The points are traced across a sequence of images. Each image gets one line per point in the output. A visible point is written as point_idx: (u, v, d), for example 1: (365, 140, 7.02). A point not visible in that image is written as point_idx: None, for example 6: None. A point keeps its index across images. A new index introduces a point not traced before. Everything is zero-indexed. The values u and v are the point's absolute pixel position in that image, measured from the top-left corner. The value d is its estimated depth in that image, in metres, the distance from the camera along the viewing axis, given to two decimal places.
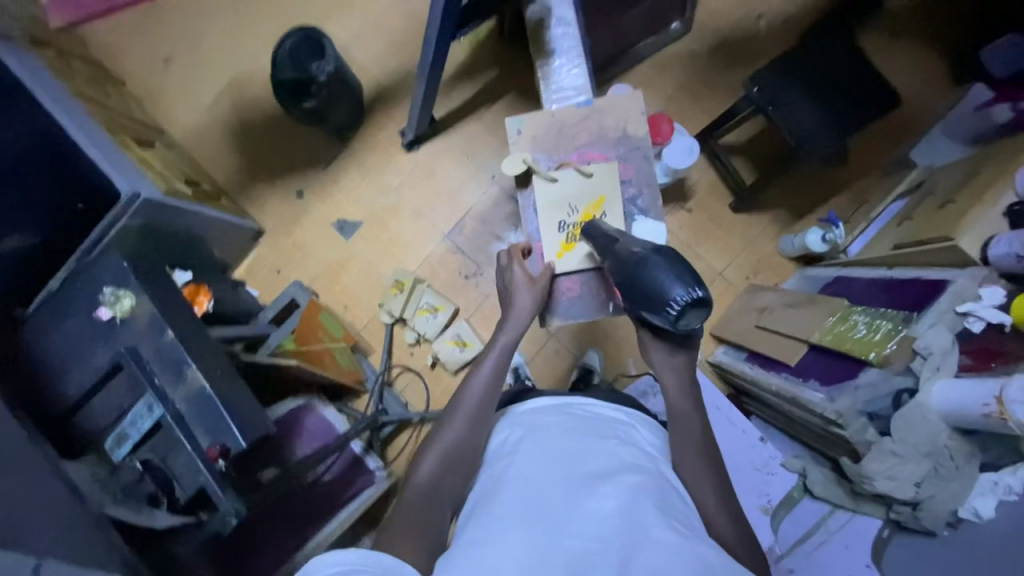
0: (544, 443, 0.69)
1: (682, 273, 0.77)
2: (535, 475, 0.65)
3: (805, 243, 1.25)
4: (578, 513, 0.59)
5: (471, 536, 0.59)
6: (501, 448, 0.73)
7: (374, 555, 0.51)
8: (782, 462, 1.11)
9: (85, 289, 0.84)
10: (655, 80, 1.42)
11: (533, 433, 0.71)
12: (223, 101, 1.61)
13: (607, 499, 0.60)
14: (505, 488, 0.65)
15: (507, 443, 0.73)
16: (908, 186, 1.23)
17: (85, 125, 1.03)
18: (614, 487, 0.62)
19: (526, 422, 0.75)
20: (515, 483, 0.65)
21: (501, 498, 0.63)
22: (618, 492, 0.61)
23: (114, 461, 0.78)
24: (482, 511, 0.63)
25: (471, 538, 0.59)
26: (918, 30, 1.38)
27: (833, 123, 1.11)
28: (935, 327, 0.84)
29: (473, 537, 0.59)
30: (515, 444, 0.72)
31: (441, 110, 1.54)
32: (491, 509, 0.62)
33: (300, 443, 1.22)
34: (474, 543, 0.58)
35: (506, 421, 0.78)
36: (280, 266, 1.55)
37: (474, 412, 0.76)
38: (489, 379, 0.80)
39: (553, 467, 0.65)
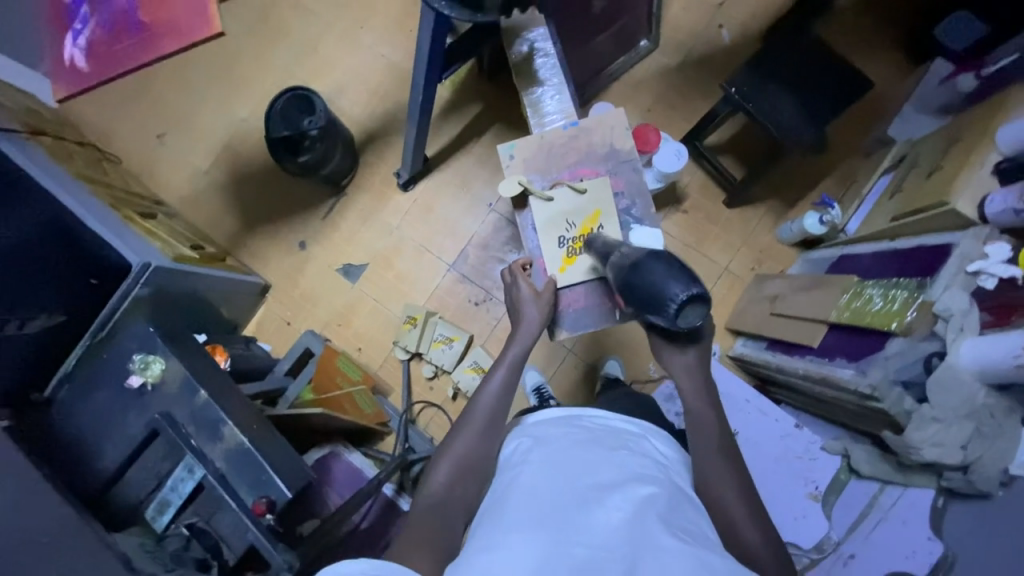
0: (554, 455, 0.64)
1: (678, 271, 0.74)
2: (541, 488, 0.60)
3: (803, 227, 1.28)
4: (583, 527, 0.54)
5: (472, 553, 0.55)
6: (509, 459, 0.69)
7: (385, 565, 0.51)
8: (822, 446, 1.11)
9: (111, 359, 0.88)
10: (633, 94, 1.48)
11: (542, 444, 0.66)
12: (218, 165, 1.65)
13: (615, 513, 0.56)
14: (509, 502, 0.60)
15: (517, 453, 0.68)
16: (892, 161, 1.27)
17: (92, 205, 1.05)
18: (623, 500, 0.57)
19: (536, 433, 0.69)
20: (520, 496, 0.60)
21: (505, 511, 0.59)
22: (626, 505, 0.57)
23: (158, 528, 0.81)
24: (486, 524, 0.59)
25: (473, 553, 0.55)
26: (872, 19, 1.46)
27: (810, 112, 1.16)
28: (949, 289, 0.85)
29: (475, 552, 0.55)
30: (523, 455, 0.67)
31: (432, 147, 1.59)
32: (495, 522, 0.58)
33: (331, 492, 1.21)
34: (474, 560, 0.54)
35: (516, 431, 0.73)
36: (289, 318, 1.56)
37: (486, 422, 0.76)
38: (497, 394, 0.79)
39: (559, 479, 0.60)
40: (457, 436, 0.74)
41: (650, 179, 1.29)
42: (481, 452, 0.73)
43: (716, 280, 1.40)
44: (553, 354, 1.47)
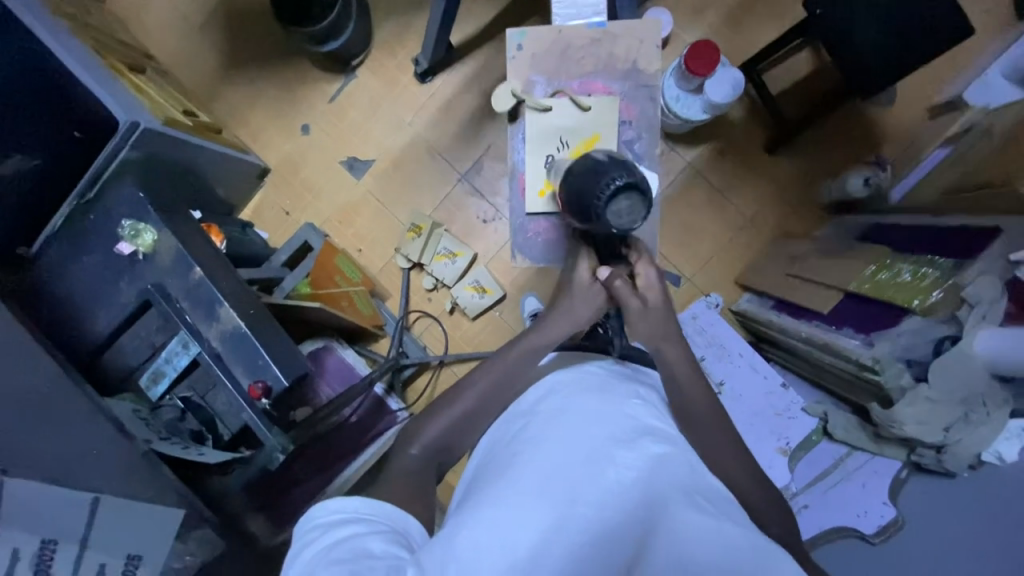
0: (567, 405, 0.65)
1: (622, 166, 0.72)
2: (553, 435, 0.61)
3: (845, 188, 1.21)
4: (594, 480, 0.55)
5: (482, 497, 0.57)
6: (520, 406, 0.70)
7: (373, 503, 0.56)
8: (803, 407, 1.15)
9: (100, 223, 0.83)
10: (695, 4, 1.29)
11: (552, 394, 0.68)
12: (214, 22, 1.46)
13: (626, 468, 0.57)
14: (517, 449, 0.62)
15: (528, 401, 0.69)
16: (959, 129, 1.15)
17: (71, 48, 0.93)
18: (634, 457, 0.58)
19: (546, 383, 0.71)
20: (531, 444, 0.61)
21: (515, 458, 0.61)
22: (638, 462, 0.58)
23: (153, 397, 0.83)
24: (493, 470, 0.61)
25: (482, 499, 0.57)
26: None
27: (891, 57, 1.02)
28: (984, 277, 0.81)
29: (484, 497, 0.57)
30: (534, 405, 0.68)
31: (457, 37, 1.41)
32: (508, 468, 0.60)
33: (323, 383, 1.24)
34: (482, 504, 0.56)
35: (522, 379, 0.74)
36: (289, 207, 1.48)
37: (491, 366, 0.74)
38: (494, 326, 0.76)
39: (570, 429, 0.61)
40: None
41: (697, 109, 1.19)
42: (484, 376, 0.74)
43: (737, 231, 1.34)
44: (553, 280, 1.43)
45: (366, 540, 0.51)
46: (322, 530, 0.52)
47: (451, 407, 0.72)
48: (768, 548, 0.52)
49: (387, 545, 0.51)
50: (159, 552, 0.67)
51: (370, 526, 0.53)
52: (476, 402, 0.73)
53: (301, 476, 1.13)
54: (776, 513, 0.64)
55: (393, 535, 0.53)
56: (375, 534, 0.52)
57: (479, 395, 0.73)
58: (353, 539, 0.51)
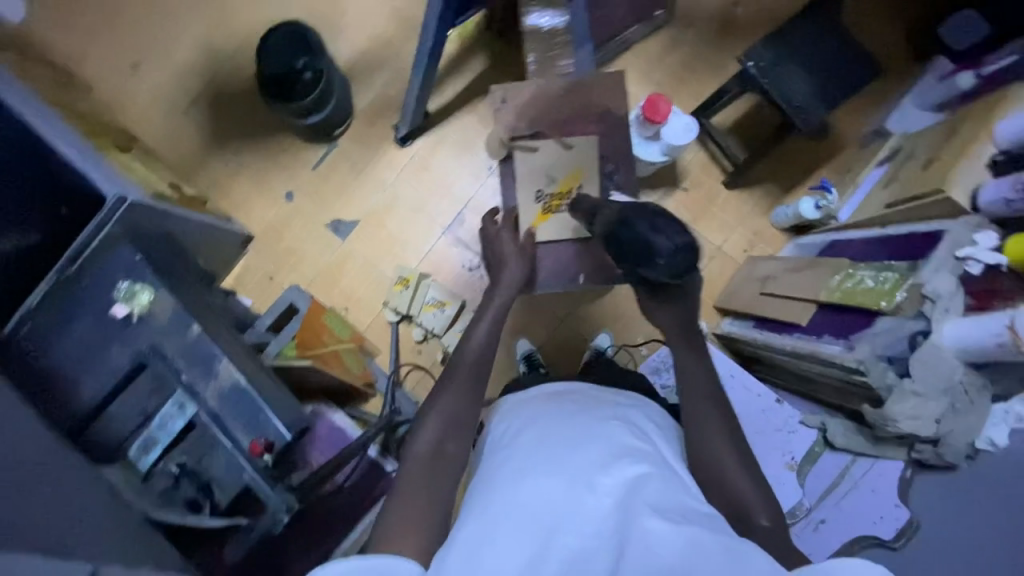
0: (544, 435, 0.66)
1: (664, 226, 0.85)
2: (530, 466, 0.61)
3: (799, 211, 1.32)
4: (571, 508, 0.55)
5: (461, 530, 0.57)
6: (501, 442, 0.70)
7: (375, 558, 0.55)
8: (801, 420, 1.15)
9: (89, 290, 0.83)
10: (645, 64, 1.45)
11: (529, 427, 0.68)
12: (199, 104, 1.53)
13: (605, 491, 0.57)
14: (497, 483, 0.61)
15: (507, 436, 0.70)
16: (887, 153, 1.30)
17: (62, 131, 0.96)
18: (612, 479, 0.58)
19: (525, 417, 0.72)
20: (509, 477, 0.61)
21: (493, 491, 0.60)
22: (616, 486, 0.57)
23: (144, 468, 0.80)
24: (474, 502, 0.60)
25: (461, 532, 0.56)
26: (884, 8, 1.46)
27: (820, 95, 1.19)
28: (939, 272, 0.89)
29: (464, 532, 0.56)
30: (512, 438, 0.68)
31: (434, 104, 1.53)
32: (485, 502, 0.59)
33: (313, 451, 1.15)
34: (462, 540, 0.55)
35: (506, 416, 0.75)
36: (273, 272, 1.49)
37: (473, 395, 0.74)
38: (483, 348, 0.79)
39: (548, 457, 0.61)
40: (445, 390, 0.74)
41: (656, 151, 1.30)
42: (465, 409, 0.73)
43: (709, 259, 1.43)
44: (543, 323, 1.42)
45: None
46: None
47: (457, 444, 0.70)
48: (744, 554, 0.51)
49: None
50: None
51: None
52: (464, 429, 0.71)
53: (296, 553, 1.04)
54: (778, 515, 0.65)
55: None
56: None
57: (461, 425, 0.72)
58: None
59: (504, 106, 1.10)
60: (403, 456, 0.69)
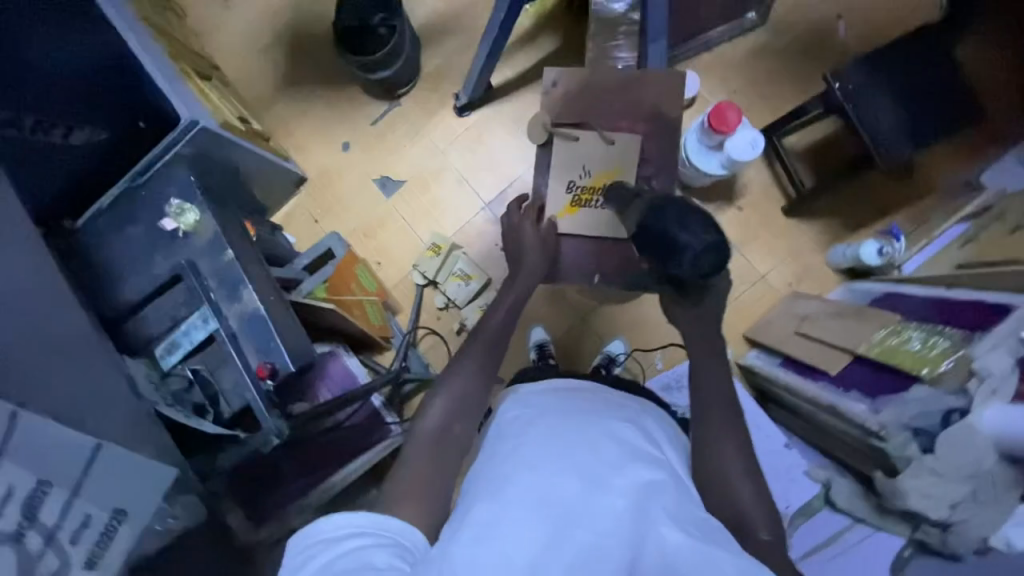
0: (560, 426, 0.66)
1: (691, 223, 0.83)
2: (545, 457, 0.61)
3: (858, 254, 1.22)
4: (588, 506, 0.56)
5: (474, 509, 0.58)
6: (511, 424, 0.70)
7: (380, 518, 0.59)
8: (806, 471, 1.12)
9: (147, 201, 0.92)
10: (723, 70, 1.36)
11: (544, 416, 0.69)
12: (279, 45, 1.60)
13: (620, 493, 0.58)
14: (511, 467, 0.61)
15: (519, 419, 0.70)
16: (974, 208, 1.19)
17: (151, 51, 1.03)
18: (627, 483, 0.59)
19: (538, 404, 0.72)
20: (522, 463, 0.61)
21: (506, 474, 0.61)
22: (631, 489, 0.59)
23: (165, 366, 0.89)
24: (485, 483, 0.61)
25: (473, 510, 0.58)
26: (1011, 46, 1.30)
27: (909, 131, 1.09)
28: (995, 351, 0.81)
29: (478, 511, 0.57)
30: (525, 422, 0.69)
31: (497, 78, 1.52)
32: (497, 484, 0.60)
33: (322, 387, 1.20)
34: (474, 519, 0.56)
35: (516, 399, 0.75)
36: (318, 216, 1.55)
37: (479, 374, 0.77)
38: (498, 333, 0.82)
39: (564, 450, 0.62)
40: (459, 372, 0.77)
41: (715, 163, 1.24)
42: (458, 386, 0.76)
43: (749, 286, 1.36)
44: (563, 315, 1.41)
45: (372, 554, 0.55)
46: (326, 545, 0.56)
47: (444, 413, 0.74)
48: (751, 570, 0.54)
49: (392, 558, 0.55)
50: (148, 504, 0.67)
51: (377, 539, 0.57)
52: (469, 407, 0.75)
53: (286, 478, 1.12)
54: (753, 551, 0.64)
55: (398, 549, 0.57)
56: (382, 548, 0.56)
57: (460, 401, 0.75)
58: (359, 553, 0.54)
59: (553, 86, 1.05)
60: (410, 432, 0.73)
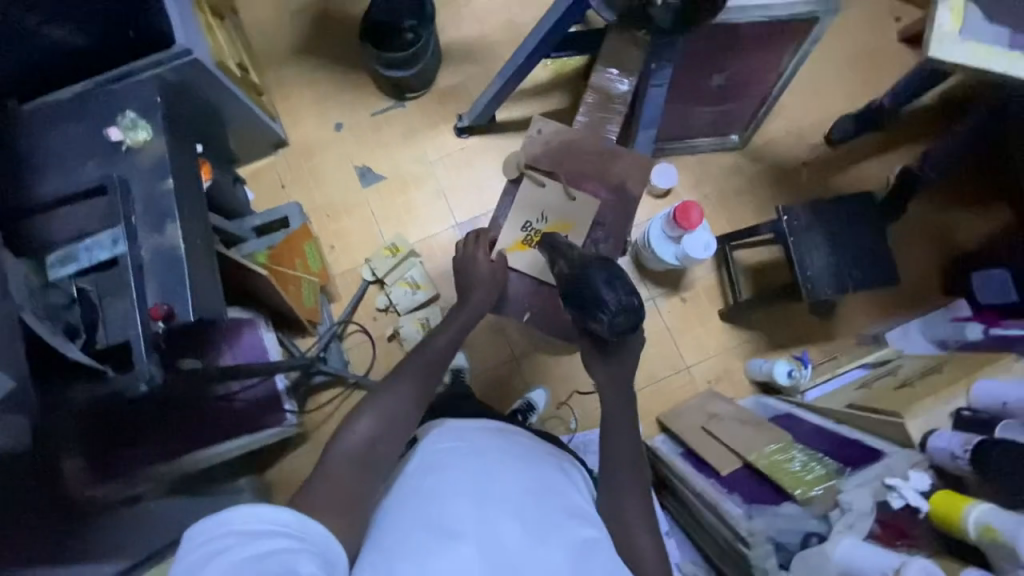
0: (503, 469, 0.69)
1: (616, 283, 0.88)
2: (489, 500, 0.64)
3: (773, 371, 1.33)
4: (531, 562, 0.60)
5: (414, 544, 0.59)
6: (451, 456, 0.71)
7: (305, 522, 0.54)
8: (678, 563, 1.12)
9: (105, 107, 0.89)
10: (701, 174, 1.49)
11: (488, 455, 0.71)
12: (306, 12, 1.61)
13: (556, 547, 0.62)
14: (458, 506, 0.63)
15: (460, 452, 0.71)
16: (875, 359, 1.30)
17: None
18: (563, 537, 0.64)
19: (478, 440, 0.73)
20: (465, 503, 0.63)
21: (448, 511, 0.62)
22: (571, 547, 0.63)
23: (51, 278, 0.80)
24: (430, 519, 0.62)
25: (414, 545, 0.59)
26: (932, 233, 1.50)
27: (837, 276, 1.21)
28: (860, 488, 0.89)
29: (422, 551, 0.58)
30: (468, 458, 0.70)
31: (502, 114, 1.59)
32: (439, 520, 0.61)
33: (228, 352, 1.15)
34: (416, 555, 0.58)
35: (455, 431, 0.75)
36: (287, 182, 1.52)
37: (415, 396, 0.77)
38: (442, 353, 0.85)
39: (507, 495, 0.65)
40: (388, 394, 0.76)
41: (670, 254, 1.33)
42: (391, 402, 0.75)
43: (674, 373, 1.42)
44: (497, 351, 1.41)
45: (295, 560, 0.50)
46: (237, 540, 0.49)
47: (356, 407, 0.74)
48: None
49: (317, 571, 0.51)
50: None
51: (298, 544, 0.52)
52: (400, 426, 0.74)
53: (152, 438, 1.02)
54: None
55: (322, 560, 0.53)
56: (304, 556, 0.51)
57: (389, 421, 0.74)
58: (281, 558, 0.49)
59: (536, 132, 1.13)
60: (335, 444, 0.70)
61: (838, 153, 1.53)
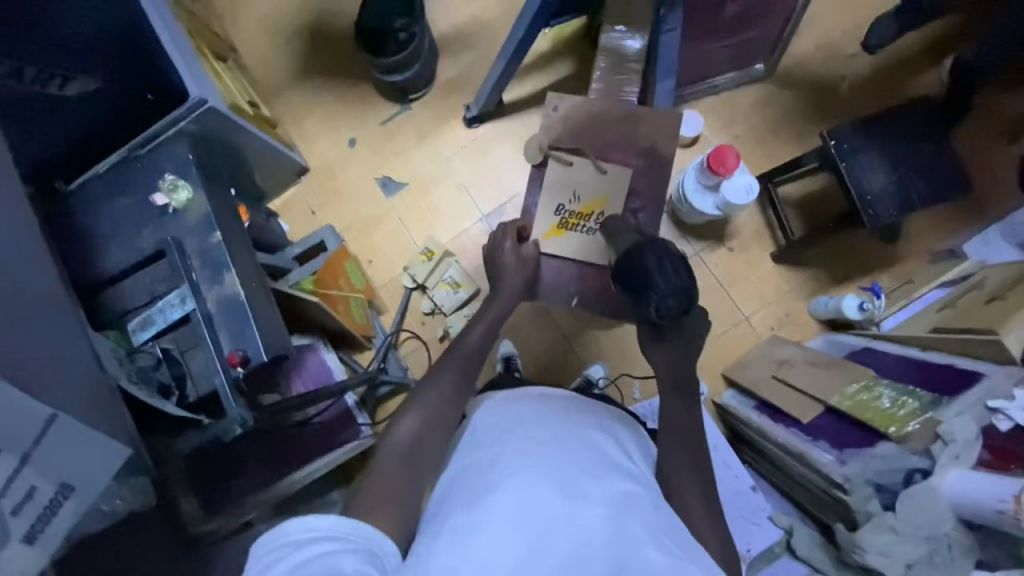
0: (540, 437, 0.68)
1: (667, 267, 0.88)
2: (525, 467, 0.63)
3: (840, 306, 1.26)
4: (567, 516, 0.58)
5: (453, 518, 0.59)
6: (492, 434, 0.71)
7: (350, 522, 0.58)
8: (770, 515, 1.10)
9: (144, 174, 0.93)
10: (728, 113, 1.40)
11: (524, 426, 0.70)
12: (299, 35, 1.61)
13: (597, 504, 0.60)
14: (490, 473, 0.64)
15: (499, 430, 0.71)
16: (955, 276, 1.20)
17: (170, 25, 1.03)
18: (604, 495, 0.61)
19: (517, 414, 0.74)
20: (502, 473, 0.63)
21: (487, 484, 0.62)
22: (608, 498, 0.61)
23: (136, 343, 0.88)
24: (467, 490, 0.63)
25: (452, 520, 0.59)
26: (1001, 126, 1.35)
27: (900, 194, 1.12)
28: (961, 416, 0.83)
29: (457, 517, 0.59)
30: (506, 433, 0.70)
31: (509, 94, 1.55)
32: (477, 494, 0.61)
33: (297, 380, 1.22)
34: (454, 528, 0.58)
35: (497, 410, 0.76)
36: (316, 207, 1.55)
37: (460, 382, 0.78)
38: (479, 347, 0.83)
39: (544, 460, 0.64)
40: (434, 396, 0.76)
41: (709, 204, 1.27)
42: (438, 398, 0.75)
43: (732, 326, 1.37)
44: (547, 334, 1.42)
45: (341, 559, 0.54)
46: (291, 549, 0.54)
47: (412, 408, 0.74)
48: None
49: (361, 564, 0.54)
50: (95, 486, 0.62)
51: (345, 544, 0.56)
52: (447, 418, 0.74)
53: (250, 468, 1.10)
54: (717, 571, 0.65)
55: (369, 555, 0.57)
56: (350, 552, 0.55)
57: (439, 413, 0.74)
58: (328, 558, 0.53)
59: (554, 109, 1.07)
60: (384, 440, 0.72)
61: (878, 59, 1.39)
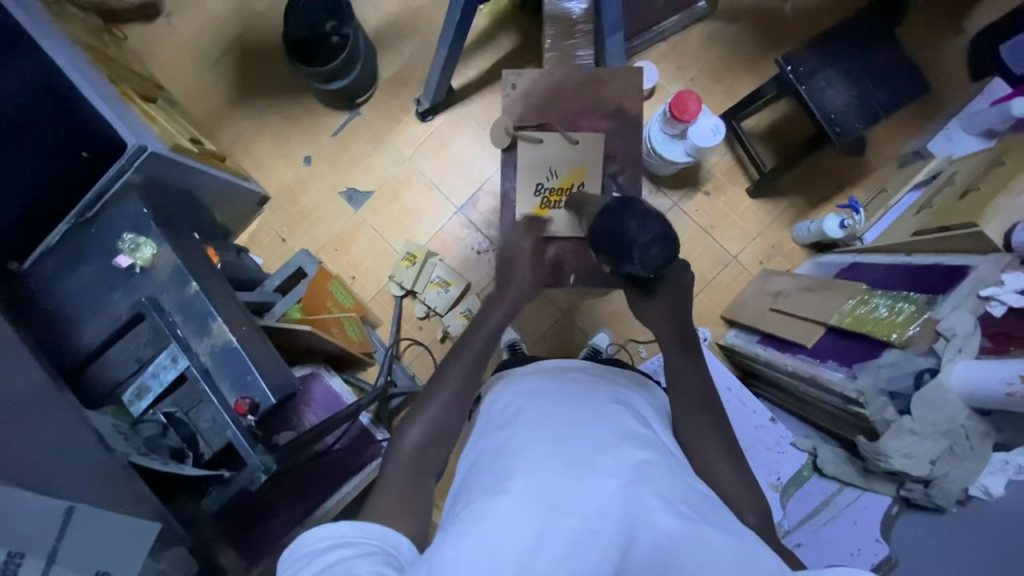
0: (549, 415, 0.65)
1: (642, 216, 0.80)
2: (535, 448, 0.60)
3: (823, 228, 1.26)
4: (577, 488, 0.55)
5: (465, 509, 0.56)
6: (501, 418, 0.69)
7: (363, 526, 0.57)
8: (793, 442, 1.13)
9: (101, 237, 0.88)
10: (680, 58, 1.38)
11: (533, 406, 0.67)
12: (227, 59, 1.53)
13: (609, 473, 0.56)
14: (499, 461, 0.60)
15: (509, 412, 0.69)
16: (926, 176, 1.23)
17: (93, 79, 0.98)
18: (617, 462, 0.58)
19: (527, 393, 0.71)
20: (512, 457, 0.60)
21: (497, 470, 0.59)
22: (621, 468, 0.57)
23: (134, 413, 0.86)
24: (477, 482, 0.60)
25: (465, 511, 0.56)
26: (946, 19, 1.36)
27: (860, 106, 1.13)
28: (957, 310, 0.85)
29: (468, 510, 0.56)
30: (515, 414, 0.67)
31: (458, 80, 1.50)
32: (487, 483, 0.58)
33: (308, 412, 1.19)
34: (465, 519, 0.55)
35: (507, 390, 0.74)
36: (285, 234, 1.50)
37: (462, 370, 0.77)
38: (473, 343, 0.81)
39: (554, 438, 0.61)
40: (444, 397, 0.74)
41: (680, 152, 1.26)
42: (443, 395, 0.74)
43: (723, 268, 1.39)
44: (546, 315, 1.41)
45: (356, 564, 0.52)
46: (308, 560, 0.54)
47: (426, 415, 0.72)
48: (757, 552, 0.52)
49: (377, 566, 0.53)
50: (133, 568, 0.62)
51: (359, 549, 0.54)
52: (450, 415, 0.73)
53: (280, 509, 1.09)
54: (764, 513, 0.65)
55: (385, 556, 0.55)
56: (365, 557, 0.53)
57: (448, 410, 0.73)
58: (343, 564, 0.52)
59: (512, 89, 1.07)
60: (389, 448, 0.70)
61: None
